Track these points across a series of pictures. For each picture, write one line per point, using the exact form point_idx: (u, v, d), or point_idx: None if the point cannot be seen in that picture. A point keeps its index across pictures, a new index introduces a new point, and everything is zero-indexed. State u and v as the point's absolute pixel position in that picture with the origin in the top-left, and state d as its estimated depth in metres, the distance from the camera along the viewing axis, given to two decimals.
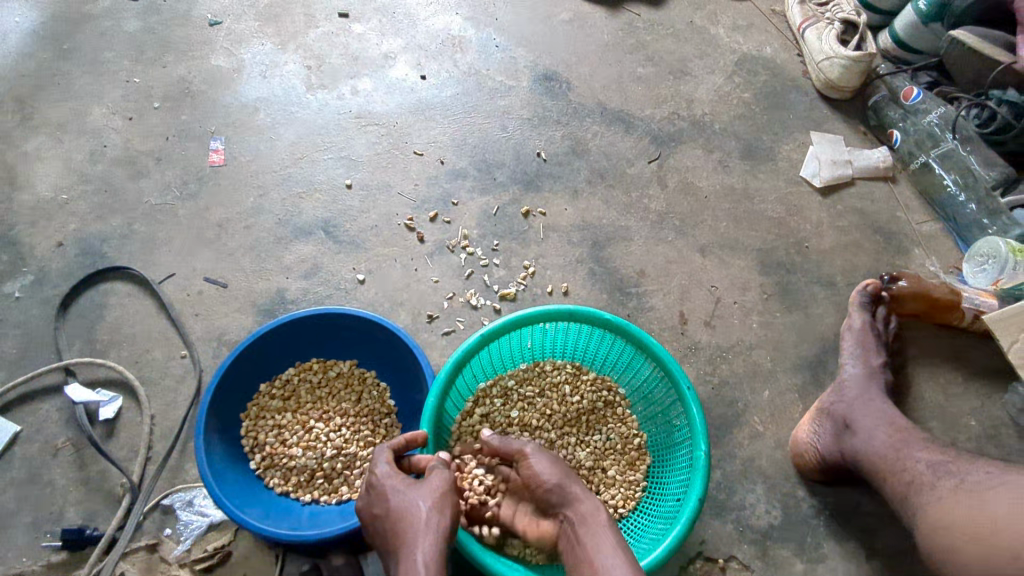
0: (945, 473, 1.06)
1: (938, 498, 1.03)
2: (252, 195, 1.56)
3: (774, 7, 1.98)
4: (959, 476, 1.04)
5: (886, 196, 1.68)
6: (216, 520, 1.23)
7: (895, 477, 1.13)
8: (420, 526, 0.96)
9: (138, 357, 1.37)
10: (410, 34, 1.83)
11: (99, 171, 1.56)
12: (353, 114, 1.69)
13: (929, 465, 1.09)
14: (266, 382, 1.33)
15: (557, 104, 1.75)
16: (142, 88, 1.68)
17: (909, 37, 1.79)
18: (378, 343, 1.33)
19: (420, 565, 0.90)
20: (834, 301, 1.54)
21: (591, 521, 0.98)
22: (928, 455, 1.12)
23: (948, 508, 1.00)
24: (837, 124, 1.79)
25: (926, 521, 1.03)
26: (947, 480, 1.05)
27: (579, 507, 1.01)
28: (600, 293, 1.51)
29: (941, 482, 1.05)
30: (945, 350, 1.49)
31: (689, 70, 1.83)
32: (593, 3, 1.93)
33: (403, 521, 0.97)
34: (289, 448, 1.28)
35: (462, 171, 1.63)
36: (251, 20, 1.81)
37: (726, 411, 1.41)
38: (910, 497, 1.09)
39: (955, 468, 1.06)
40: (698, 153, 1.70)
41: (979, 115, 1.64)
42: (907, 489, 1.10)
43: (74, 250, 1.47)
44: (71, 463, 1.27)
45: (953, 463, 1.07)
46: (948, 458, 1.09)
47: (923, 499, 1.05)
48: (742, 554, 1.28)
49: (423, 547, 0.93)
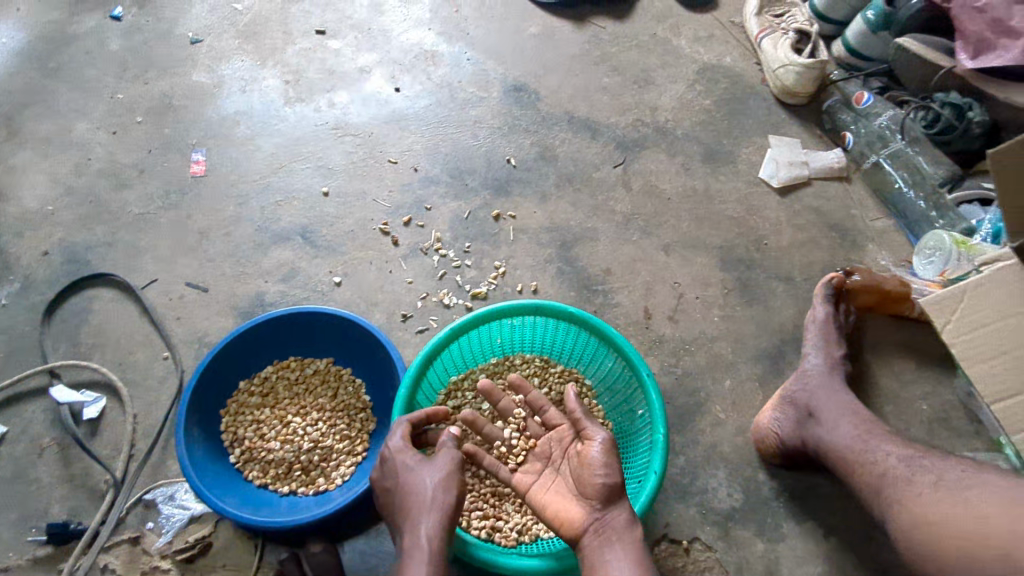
0: (920, 468, 1.09)
1: (918, 494, 1.04)
2: (232, 203, 1.62)
3: (733, 19, 2.08)
4: (936, 474, 1.06)
5: (840, 194, 1.76)
6: (197, 512, 1.28)
7: (865, 469, 1.16)
8: (422, 501, 1.05)
9: (121, 359, 1.43)
10: (385, 49, 1.91)
11: (84, 183, 1.62)
12: (330, 125, 1.76)
13: (902, 460, 1.12)
14: (245, 380, 1.38)
15: (526, 113, 1.83)
16: (125, 103, 1.75)
17: (859, 45, 1.88)
18: (353, 340, 1.38)
19: (425, 539, 1.02)
20: (793, 294, 1.61)
21: (624, 541, 1.02)
22: (897, 448, 1.15)
23: (930, 505, 1.01)
24: (794, 128, 1.88)
25: (906, 516, 1.04)
26: (924, 476, 1.06)
27: (616, 519, 1.04)
28: (568, 291, 1.58)
29: (918, 477, 1.07)
30: (899, 339, 1.56)
31: (652, 79, 1.92)
32: (560, 18, 2.02)
33: (413, 497, 1.06)
34: (268, 442, 1.33)
35: (435, 178, 1.70)
36: (232, 37, 1.89)
37: (689, 400, 1.47)
38: (885, 491, 1.10)
39: (929, 464, 1.09)
40: (661, 157, 1.78)
41: (925, 117, 1.71)
42: (880, 482, 1.11)
43: (59, 258, 1.53)
44: (56, 461, 1.32)
45: (927, 459, 1.10)
46: (918, 452, 1.13)
47: (900, 494, 1.07)
48: (705, 535, 1.34)
49: (426, 522, 1.04)
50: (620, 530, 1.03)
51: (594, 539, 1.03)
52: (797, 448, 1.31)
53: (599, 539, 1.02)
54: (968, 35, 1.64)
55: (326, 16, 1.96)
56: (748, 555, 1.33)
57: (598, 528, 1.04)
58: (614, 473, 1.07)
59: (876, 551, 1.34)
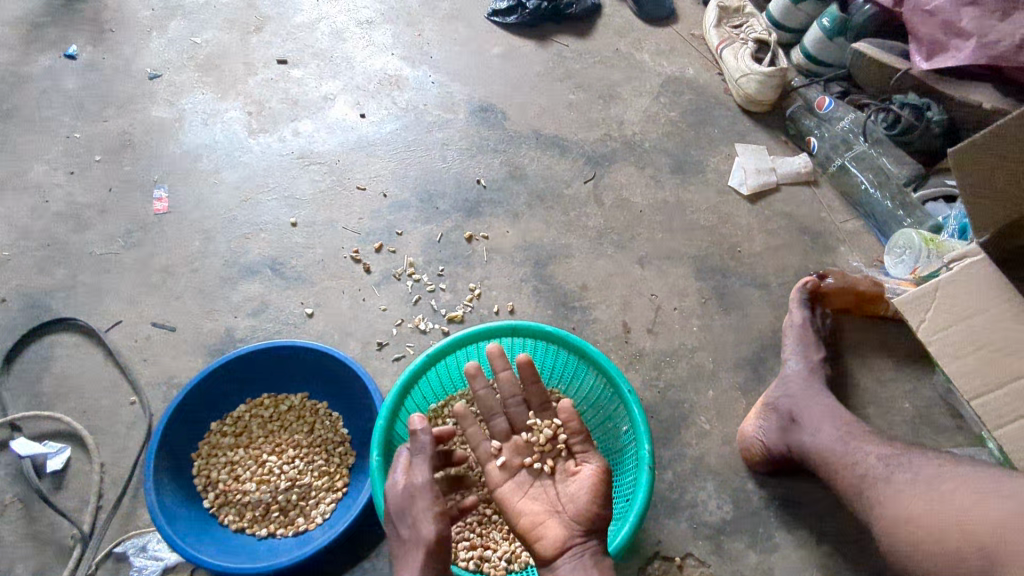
0: (898, 466, 1.07)
1: (897, 492, 1.03)
2: (198, 238, 1.59)
3: (693, 32, 2.10)
4: (913, 470, 1.05)
5: (809, 198, 1.78)
6: (171, 562, 1.23)
7: (846, 470, 1.14)
8: (413, 553, 0.99)
9: (86, 406, 1.37)
10: (348, 75, 1.89)
11: (42, 226, 1.57)
12: (296, 155, 1.74)
13: (882, 459, 1.10)
14: (217, 420, 1.34)
15: (494, 133, 1.82)
16: (83, 143, 1.71)
17: (817, 52, 1.92)
18: (326, 372, 1.34)
19: None
20: (770, 300, 1.61)
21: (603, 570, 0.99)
22: (877, 448, 1.13)
23: (908, 501, 1.00)
24: (759, 135, 1.90)
25: (886, 515, 1.03)
26: (902, 473, 1.05)
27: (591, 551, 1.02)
28: (545, 309, 1.56)
29: (897, 475, 1.05)
30: (876, 338, 1.56)
31: (617, 94, 1.93)
32: (522, 37, 2.03)
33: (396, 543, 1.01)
34: (243, 484, 1.28)
35: (405, 203, 1.68)
36: (191, 71, 1.86)
37: (673, 413, 1.46)
38: (866, 491, 1.09)
39: (908, 461, 1.07)
40: (631, 170, 1.79)
41: (886, 119, 1.74)
42: (862, 483, 1.10)
43: (17, 305, 1.48)
44: (19, 519, 1.25)
45: (907, 456, 1.08)
46: (898, 450, 1.11)
47: (881, 492, 1.06)
48: (698, 550, 1.31)
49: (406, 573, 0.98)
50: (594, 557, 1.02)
51: (569, 563, 1.00)
52: (784, 455, 1.29)
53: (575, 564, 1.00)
54: (922, 37, 1.68)
55: (287, 45, 1.94)
56: (742, 567, 1.31)
57: (577, 552, 1.01)
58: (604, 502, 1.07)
59: (869, 555, 1.32)
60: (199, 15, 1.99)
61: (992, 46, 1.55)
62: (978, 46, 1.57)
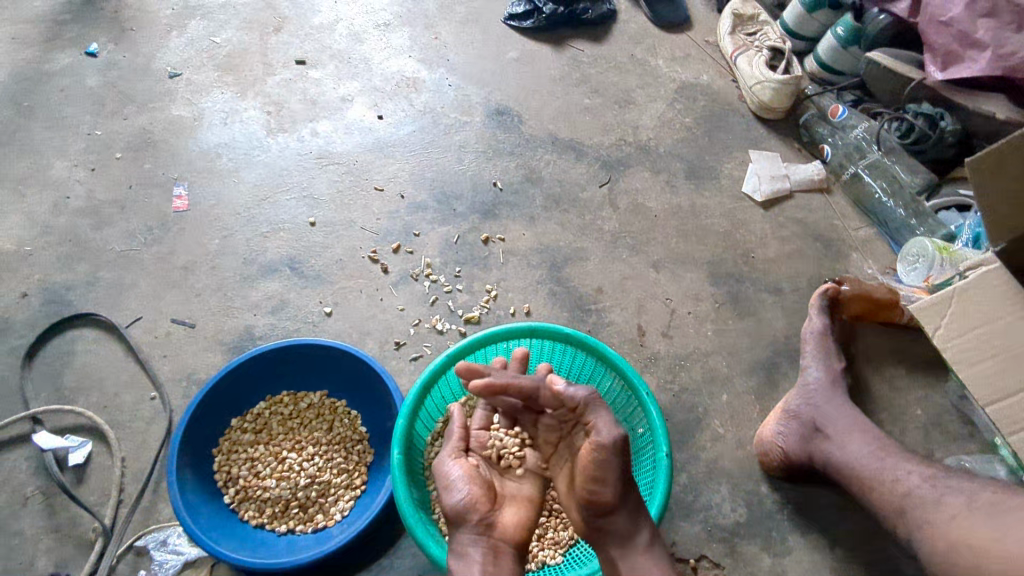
0: (946, 488, 1.08)
1: (950, 517, 1.03)
2: (217, 236, 1.60)
3: (708, 39, 2.12)
4: (965, 494, 1.05)
5: (822, 205, 1.79)
6: (192, 557, 1.23)
7: (886, 488, 1.15)
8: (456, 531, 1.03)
9: (107, 401, 1.38)
10: (366, 77, 1.91)
11: (62, 223, 1.59)
12: (314, 155, 1.75)
13: (925, 481, 1.11)
14: (238, 417, 1.35)
15: (510, 136, 1.84)
16: (104, 140, 1.72)
17: (831, 60, 1.94)
18: (346, 370, 1.36)
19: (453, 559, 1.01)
20: (783, 305, 1.63)
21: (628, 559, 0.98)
22: (918, 468, 1.15)
23: (960, 523, 1.00)
24: (773, 142, 1.91)
25: (935, 538, 1.03)
26: (954, 497, 1.05)
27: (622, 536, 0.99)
28: (561, 311, 1.57)
29: (947, 499, 1.06)
30: (888, 346, 1.58)
31: (632, 100, 1.95)
32: (538, 41, 2.05)
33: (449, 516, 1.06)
34: (263, 480, 1.29)
35: (422, 204, 1.69)
36: (210, 70, 1.88)
37: (687, 416, 1.47)
38: (909, 511, 1.09)
39: (956, 485, 1.08)
40: (646, 175, 1.80)
41: (899, 128, 1.75)
42: (904, 502, 1.11)
43: (39, 300, 1.49)
44: (40, 511, 1.26)
45: (952, 480, 1.09)
46: (942, 474, 1.12)
47: (927, 517, 1.06)
48: (712, 553, 1.33)
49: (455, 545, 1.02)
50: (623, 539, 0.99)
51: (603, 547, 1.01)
52: (801, 460, 1.31)
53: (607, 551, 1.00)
54: (937, 48, 1.70)
55: (305, 46, 1.96)
56: (756, 571, 1.32)
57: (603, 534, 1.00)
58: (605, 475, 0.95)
59: (882, 560, 1.33)
60: (219, 15, 2.00)
61: (1008, 57, 1.56)
62: (994, 57, 1.58)
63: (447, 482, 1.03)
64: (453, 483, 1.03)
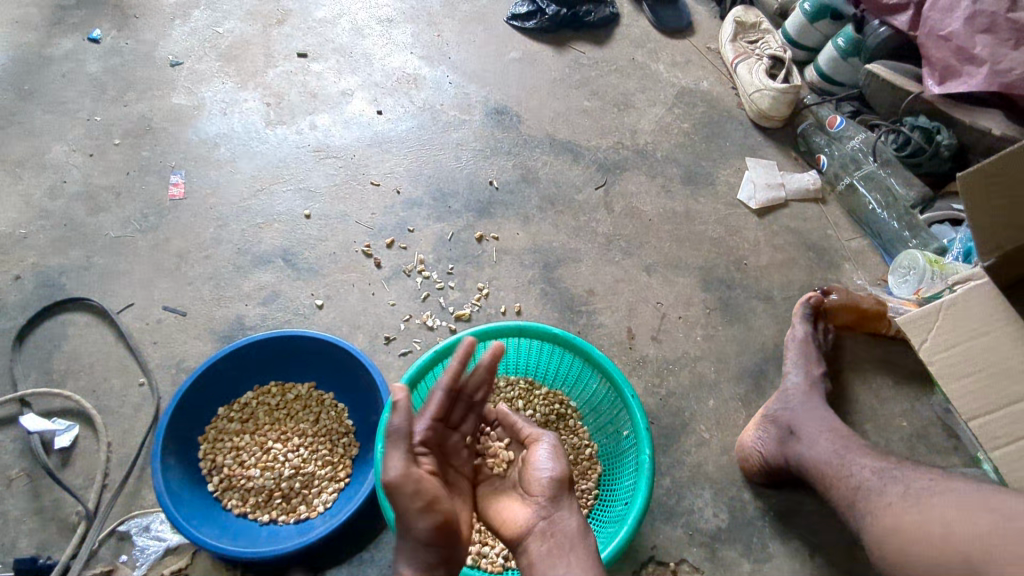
0: (891, 479, 1.10)
1: (888, 505, 1.06)
2: (212, 226, 1.60)
3: (709, 45, 2.13)
4: (904, 484, 1.08)
5: (817, 215, 1.80)
6: (173, 543, 1.24)
7: (841, 482, 1.16)
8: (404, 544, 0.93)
9: (96, 386, 1.39)
10: (366, 72, 1.92)
11: (59, 207, 1.59)
12: (311, 147, 1.76)
13: (874, 472, 1.13)
14: (225, 405, 1.36)
15: (508, 136, 1.84)
16: (103, 126, 1.73)
17: (832, 71, 1.95)
18: (334, 363, 1.36)
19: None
20: (773, 313, 1.63)
21: (575, 549, 0.97)
22: (871, 461, 1.16)
23: (900, 513, 1.03)
24: (770, 151, 1.92)
25: (879, 527, 1.05)
26: (895, 486, 1.08)
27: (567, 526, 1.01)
28: (552, 311, 1.58)
29: (889, 488, 1.09)
30: (877, 357, 1.58)
31: (631, 103, 1.95)
32: (541, 42, 2.06)
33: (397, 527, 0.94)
34: (248, 469, 1.30)
35: (417, 200, 1.70)
36: (212, 60, 1.88)
37: (673, 420, 1.47)
38: (858, 502, 1.11)
39: (900, 475, 1.10)
40: (642, 179, 1.81)
41: (896, 140, 1.76)
42: (855, 494, 1.13)
43: (32, 282, 1.49)
44: (24, 493, 1.27)
45: (898, 471, 1.12)
46: (891, 465, 1.14)
47: (873, 505, 1.08)
48: (692, 557, 1.33)
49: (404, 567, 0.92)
50: (570, 535, 0.99)
51: (544, 545, 0.99)
52: (779, 466, 1.31)
53: (548, 547, 0.98)
54: (935, 61, 1.69)
55: (308, 39, 1.96)
56: None
57: (544, 530, 1.00)
58: (558, 469, 1.06)
59: (860, 569, 1.34)
60: (222, 5, 2.01)
61: (1005, 74, 1.57)
62: (991, 73, 1.59)
63: (414, 506, 0.90)
64: (427, 502, 0.91)
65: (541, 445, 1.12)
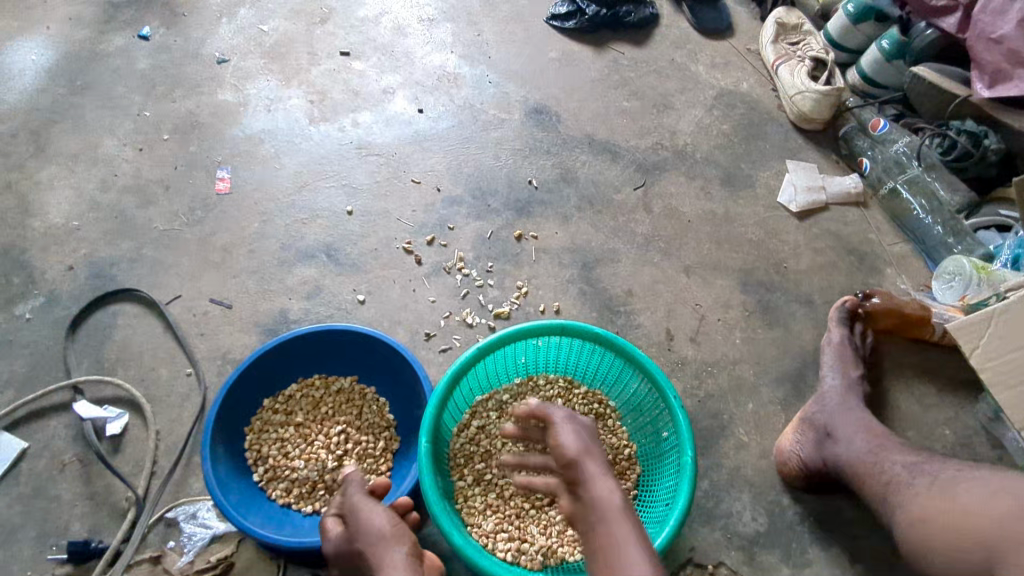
0: (920, 472, 1.11)
1: (916, 495, 1.07)
2: (256, 221, 1.63)
3: (749, 46, 2.11)
4: (932, 474, 1.09)
5: (858, 219, 1.78)
6: (219, 531, 1.27)
7: (874, 479, 1.17)
8: None
9: (145, 375, 1.42)
10: (407, 70, 1.93)
11: (110, 199, 1.63)
12: (354, 145, 1.78)
13: (906, 466, 1.14)
14: (270, 397, 1.38)
15: (548, 135, 1.85)
16: (152, 121, 1.76)
17: (874, 72, 1.92)
18: (377, 358, 1.38)
19: None
20: (813, 318, 1.62)
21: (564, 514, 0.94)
22: (904, 457, 1.16)
23: (924, 502, 1.05)
24: (811, 153, 1.90)
25: (903, 518, 1.07)
26: (921, 479, 1.09)
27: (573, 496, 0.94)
28: (590, 311, 1.58)
29: (917, 480, 1.09)
30: (920, 364, 1.56)
31: (671, 104, 1.95)
32: (580, 42, 2.06)
33: None
34: (292, 461, 1.32)
35: (457, 198, 1.71)
36: (257, 57, 1.92)
37: (712, 422, 1.47)
38: (889, 497, 1.12)
39: (930, 469, 1.11)
40: (681, 180, 1.80)
41: (941, 144, 1.74)
42: (886, 490, 1.13)
43: (84, 273, 1.53)
44: (77, 478, 1.30)
45: (928, 464, 1.12)
46: (922, 458, 1.14)
47: (901, 498, 1.09)
48: (730, 560, 1.33)
49: None
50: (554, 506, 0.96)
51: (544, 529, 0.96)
52: (819, 470, 1.30)
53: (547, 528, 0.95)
54: (984, 64, 1.67)
55: (350, 38, 1.99)
56: None
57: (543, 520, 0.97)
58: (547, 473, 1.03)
59: None
60: (267, 4, 2.04)
61: None
62: None
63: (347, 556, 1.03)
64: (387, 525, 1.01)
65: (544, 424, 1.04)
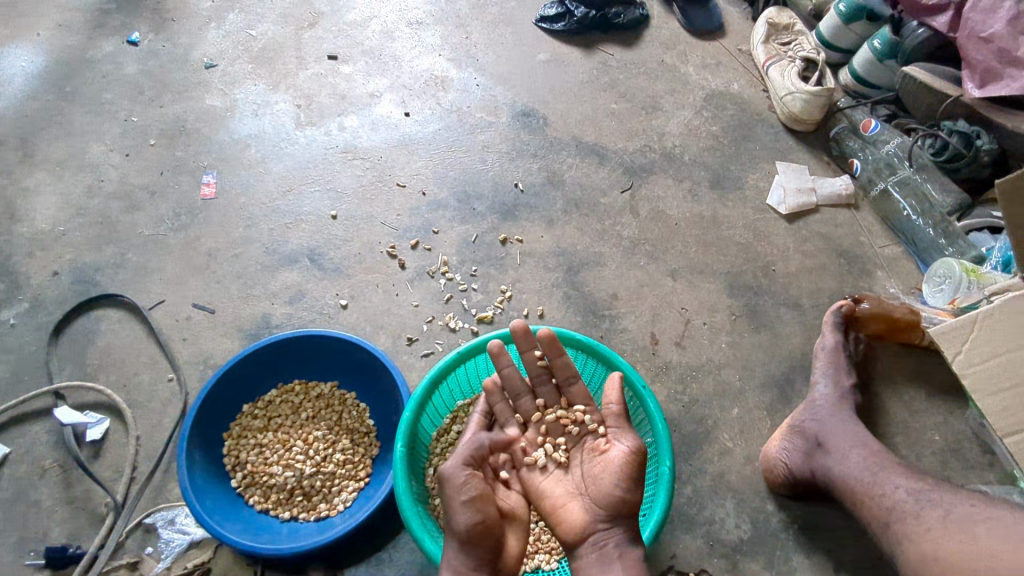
0: (929, 501, 1.05)
1: (927, 530, 1.01)
2: (241, 226, 1.63)
3: (741, 47, 2.09)
4: (944, 508, 1.02)
5: (849, 220, 1.76)
6: (197, 537, 1.26)
7: (874, 502, 1.12)
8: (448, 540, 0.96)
9: (127, 380, 1.42)
10: (395, 74, 1.93)
11: (96, 205, 1.64)
12: (340, 149, 1.78)
13: (911, 493, 1.08)
14: (250, 403, 1.38)
15: (535, 138, 1.84)
16: (140, 126, 1.77)
17: (866, 73, 1.90)
18: (358, 365, 1.38)
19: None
20: (801, 321, 1.60)
21: (625, 564, 0.95)
22: (907, 482, 1.11)
23: (940, 540, 0.98)
24: (802, 154, 1.88)
25: (916, 555, 1.00)
26: (933, 510, 1.03)
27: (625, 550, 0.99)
28: (574, 316, 1.57)
29: (927, 512, 1.03)
30: (909, 367, 1.53)
31: (660, 106, 1.93)
32: (568, 45, 2.05)
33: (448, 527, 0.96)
34: (271, 467, 1.32)
35: (442, 202, 1.70)
36: (245, 62, 1.92)
37: (695, 428, 1.45)
38: (893, 524, 1.07)
39: (939, 499, 1.04)
40: (669, 183, 1.78)
41: (932, 145, 1.71)
42: (889, 516, 1.08)
43: (68, 278, 1.54)
44: (57, 483, 1.31)
45: (936, 493, 1.06)
46: (928, 485, 1.08)
47: (910, 529, 1.03)
48: (712, 568, 1.31)
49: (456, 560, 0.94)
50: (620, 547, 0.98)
51: (592, 553, 0.98)
52: (807, 479, 1.27)
53: (601, 555, 0.97)
54: (975, 64, 1.65)
55: (337, 42, 1.99)
56: None
57: (598, 540, 0.99)
58: (631, 492, 1.01)
59: None
60: (257, 9, 2.05)
61: None
62: None
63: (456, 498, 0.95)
64: (466, 500, 0.95)
65: (620, 450, 1.05)
